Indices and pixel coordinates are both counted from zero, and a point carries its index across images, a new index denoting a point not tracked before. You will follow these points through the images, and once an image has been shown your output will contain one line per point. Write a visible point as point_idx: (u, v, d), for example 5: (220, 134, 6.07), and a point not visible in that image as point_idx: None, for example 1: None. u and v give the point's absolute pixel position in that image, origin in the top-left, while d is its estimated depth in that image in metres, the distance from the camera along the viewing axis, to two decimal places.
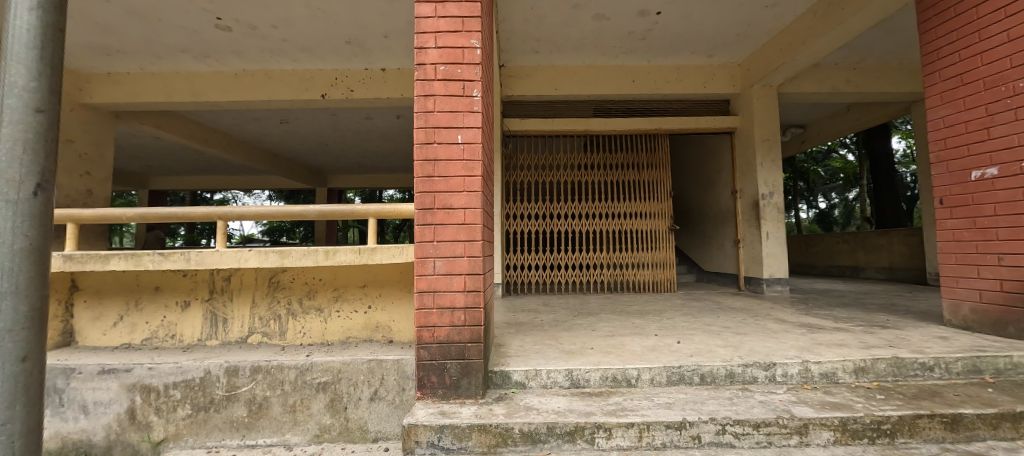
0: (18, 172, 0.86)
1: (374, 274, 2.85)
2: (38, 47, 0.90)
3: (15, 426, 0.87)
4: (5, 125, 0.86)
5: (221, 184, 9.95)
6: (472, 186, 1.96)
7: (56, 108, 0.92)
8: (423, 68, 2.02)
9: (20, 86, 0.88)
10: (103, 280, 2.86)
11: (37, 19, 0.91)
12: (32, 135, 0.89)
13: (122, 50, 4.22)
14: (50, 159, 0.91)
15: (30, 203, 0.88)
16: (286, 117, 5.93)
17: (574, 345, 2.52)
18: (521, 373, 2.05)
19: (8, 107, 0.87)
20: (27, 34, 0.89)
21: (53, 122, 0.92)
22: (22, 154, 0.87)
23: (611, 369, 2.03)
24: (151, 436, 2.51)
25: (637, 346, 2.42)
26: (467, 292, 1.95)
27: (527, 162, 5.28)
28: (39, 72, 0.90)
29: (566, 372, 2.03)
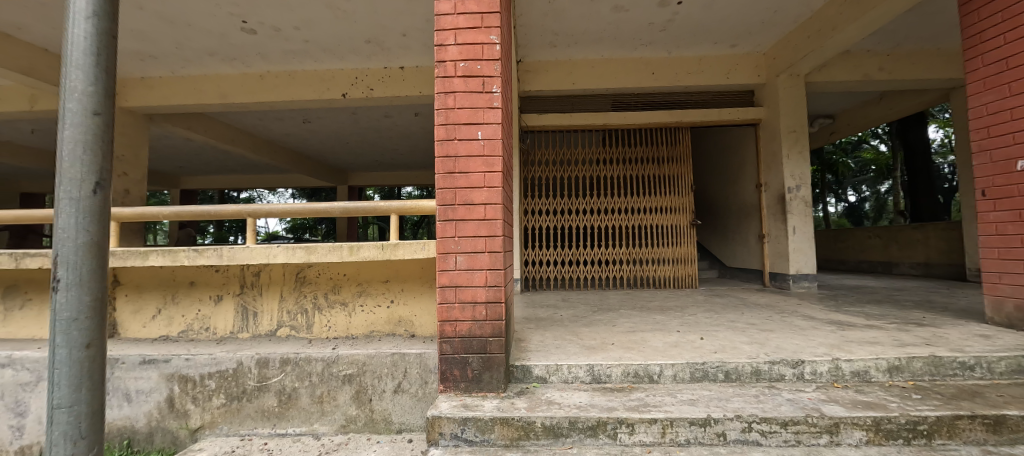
0: (80, 172, 0.91)
1: (395, 269, 2.90)
2: (95, 52, 0.94)
3: (80, 409, 0.93)
4: (66, 127, 0.91)
5: (248, 183, 10.26)
6: (492, 182, 1.97)
7: (110, 109, 0.96)
8: (443, 65, 2.03)
9: (79, 90, 0.92)
10: (142, 276, 2.99)
11: (92, 26, 0.94)
12: (92, 137, 0.94)
13: (154, 55, 4.39)
14: (109, 159, 0.96)
15: (90, 202, 0.93)
16: (307, 116, 6.05)
17: (595, 340, 2.51)
18: (543, 367, 2.06)
19: (69, 109, 0.91)
20: (84, 40, 0.93)
21: (109, 124, 0.96)
22: (82, 155, 0.92)
23: (633, 365, 2.01)
24: (189, 424, 2.63)
25: (659, 343, 2.39)
26: (488, 288, 1.96)
27: (545, 157, 5.27)
28: (96, 76, 0.94)
29: (587, 368, 2.03)
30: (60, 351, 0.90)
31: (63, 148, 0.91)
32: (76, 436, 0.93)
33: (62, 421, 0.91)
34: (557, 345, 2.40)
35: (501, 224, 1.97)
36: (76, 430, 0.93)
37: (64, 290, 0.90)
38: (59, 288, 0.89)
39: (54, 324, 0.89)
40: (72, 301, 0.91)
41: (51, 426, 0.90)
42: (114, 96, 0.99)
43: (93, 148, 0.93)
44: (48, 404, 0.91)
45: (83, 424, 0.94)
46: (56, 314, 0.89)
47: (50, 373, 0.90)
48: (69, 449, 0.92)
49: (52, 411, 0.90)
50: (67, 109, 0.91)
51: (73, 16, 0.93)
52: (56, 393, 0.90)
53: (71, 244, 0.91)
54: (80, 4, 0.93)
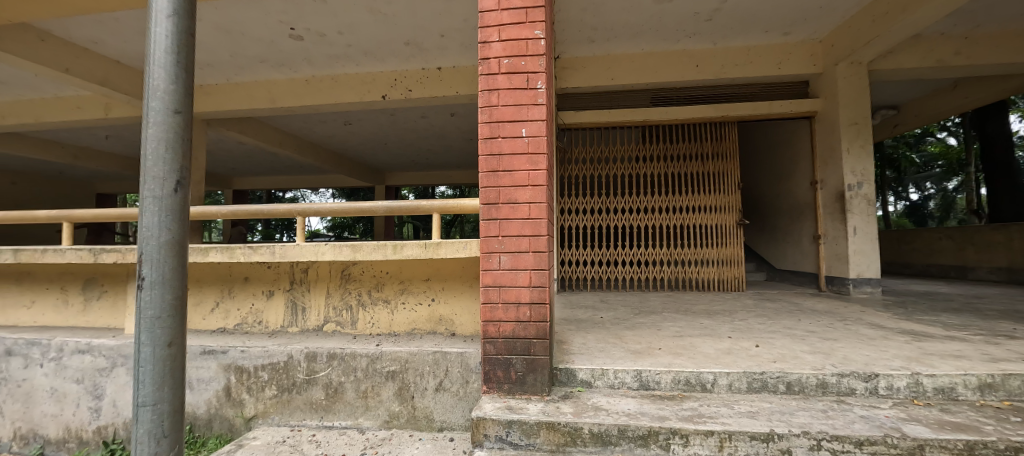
0: (163, 171, 0.95)
1: (436, 268, 2.94)
2: (175, 51, 0.98)
3: (162, 407, 0.97)
4: (151, 126, 0.96)
5: (293, 183, 10.76)
6: (536, 180, 2.12)
7: (189, 107, 1.00)
8: (488, 63, 2.22)
9: (161, 89, 0.97)
10: (202, 271, 3.18)
11: (173, 24, 0.98)
12: (173, 136, 0.98)
13: (211, 64, 4.66)
14: (189, 159, 1.00)
15: (172, 201, 0.97)
16: (349, 119, 6.25)
17: (642, 345, 2.49)
18: (587, 371, 2.11)
19: (153, 109, 0.96)
20: (166, 39, 0.98)
21: (188, 122, 1.00)
22: (164, 153, 0.96)
23: (684, 372, 1.96)
24: (244, 413, 2.77)
25: (710, 349, 2.31)
26: (531, 287, 2.10)
27: (582, 156, 5.21)
28: (176, 76, 0.99)
29: (635, 373, 2.02)
30: (145, 349, 0.95)
31: (148, 147, 0.96)
32: (159, 434, 0.97)
33: (147, 418, 0.96)
34: (606, 350, 2.29)
35: (544, 224, 2.12)
36: (159, 428, 0.97)
37: (149, 287, 0.95)
38: (145, 287, 0.94)
39: (140, 321, 0.94)
40: (155, 299, 0.96)
41: (138, 422, 0.95)
42: (192, 95, 1.03)
43: (174, 146, 0.97)
44: (134, 402, 0.96)
45: (165, 423, 0.98)
46: (141, 311, 0.94)
47: (137, 369, 0.95)
48: (153, 446, 0.96)
49: (137, 408, 0.95)
50: (152, 108, 0.96)
51: (157, 17, 0.98)
52: (141, 390, 0.95)
53: (155, 242, 0.95)
54: (161, 3, 0.98)
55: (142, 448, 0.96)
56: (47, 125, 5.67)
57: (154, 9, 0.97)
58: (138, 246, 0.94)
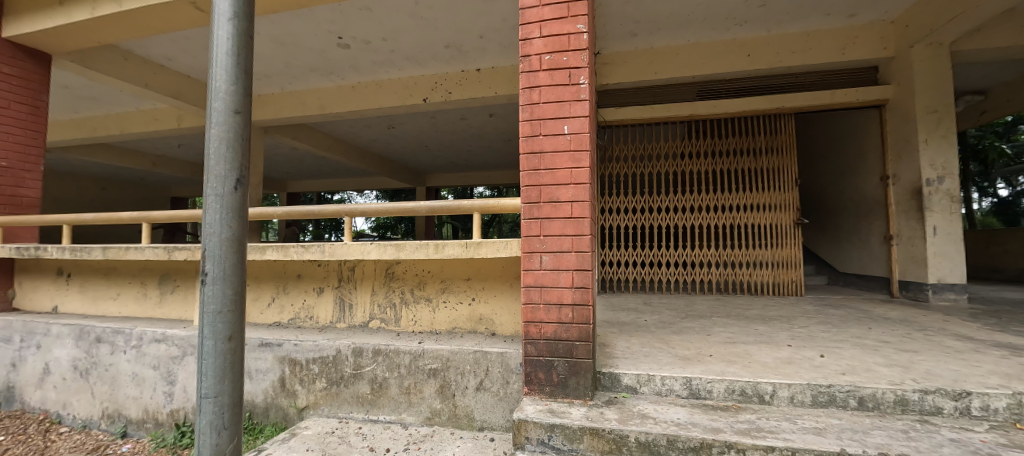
0: (224, 170, 1.00)
1: (477, 267, 2.96)
2: (234, 52, 1.03)
3: (224, 399, 1.03)
4: (215, 126, 1.01)
5: (341, 186, 11.27)
6: (578, 179, 2.13)
7: (247, 107, 1.04)
8: (529, 59, 2.27)
9: (223, 90, 1.02)
10: (259, 268, 3.40)
11: (233, 26, 1.03)
12: (233, 136, 1.03)
13: (268, 74, 4.98)
14: (248, 158, 1.04)
15: (232, 198, 1.02)
16: (392, 122, 6.46)
17: (690, 350, 2.61)
18: (632, 377, 2.18)
19: (217, 110, 1.01)
20: (227, 42, 1.03)
21: (247, 121, 1.05)
22: (226, 152, 1.01)
23: (740, 382, 2.03)
24: (297, 403, 2.92)
25: (768, 358, 2.41)
26: (574, 289, 2.12)
27: (623, 153, 5.10)
28: (236, 77, 1.03)
29: (685, 382, 2.10)
30: (208, 341, 1.00)
31: (212, 148, 1.01)
32: (222, 426, 1.02)
33: (210, 408, 1.01)
34: (639, 366, 2.28)
35: (587, 223, 2.11)
36: (221, 418, 1.02)
37: (211, 283, 1.00)
38: (207, 281, 1.00)
39: (204, 315, 1.00)
40: (217, 294, 1.01)
41: (202, 411, 1.00)
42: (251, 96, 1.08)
43: (234, 146, 1.02)
44: (199, 393, 1.02)
45: (228, 415, 1.03)
46: (205, 304, 1.00)
47: (202, 361, 1.01)
48: (215, 436, 1.02)
49: (201, 399, 1.00)
50: (215, 109, 1.01)
51: (219, 22, 1.03)
52: (205, 381, 1.00)
53: (216, 238, 1.01)
54: (224, 7, 1.02)
55: (207, 437, 1.01)
56: (130, 135, 6.27)
57: (216, 13, 1.02)
58: (201, 242, 1.00)
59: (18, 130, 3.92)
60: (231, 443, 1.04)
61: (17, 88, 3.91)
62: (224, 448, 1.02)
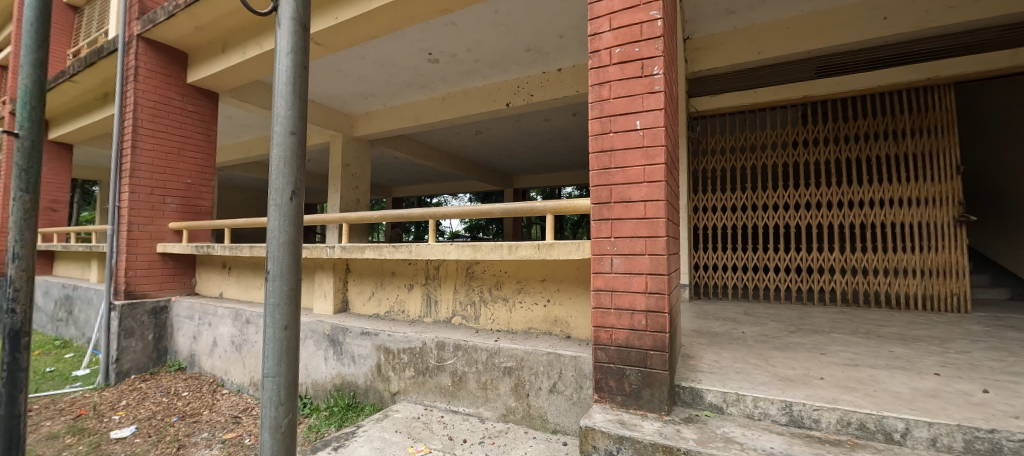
0: (282, 183, 1.16)
1: (552, 269, 2.96)
2: (290, 82, 1.18)
3: (280, 380, 1.16)
4: (276, 146, 1.17)
5: (438, 190, 12.15)
6: (652, 176, 1.99)
7: (302, 129, 1.19)
8: (599, 55, 2.20)
9: (281, 115, 1.17)
10: (362, 266, 3.87)
11: (291, 59, 1.18)
12: (290, 154, 1.18)
13: (373, 93, 5.61)
14: (301, 172, 1.19)
15: (289, 206, 1.17)
16: (480, 128, 6.76)
17: (793, 371, 2.25)
18: (719, 396, 1.99)
19: (277, 132, 1.17)
20: (285, 72, 1.18)
21: (301, 141, 1.19)
22: (284, 169, 1.16)
23: (858, 414, 1.72)
24: (390, 388, 3.24)
25: (900, 387, 1.99)
26: (647, 294, 1.99)
27: (718, 146, 4.94)
28: (292, 103, 1.18)
29: (783, 406, 1.85)
30: (269, 329, 1.16)
31: (273, 165, 1.17)
32: (279, 402, 1.16)
33: (270, 386, 1.16)
34: (726, 383, 2.06)
35: (662, 225, 1.96)
36: (279, 396, 1.16)
37: (272, 279, 1.16)
38: (271, 278, 1.16)
39: (266, 306, 1.16)
40: (277, 289, 1.16)
41: (264, 389, 1.15)
42: (306, 118, 1.23)
43: (289, 162, 1.17)
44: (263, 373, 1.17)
45: (284, 393, 1.16)
46: (267, 297, 1.16)
47: (264, 345, 1.16)
48: (273, 410, 1.16)
49: (264, 377, 1.16)
50: (276, 132, 1.17)
51: (280, 56, 1.19)
52: (266, 363, 1.15)
53: (277, 242, 1.17)
54: (283, 44, 1.18)
55: (267, 412, 1.16)
56: None
57: (277, 51, 1.18)
58: (267, 245, 1.17)
59: (198, 155, 5.03)
60: (287, 419, 1.17)
61: (196, 122, 5.02)
62: (281, 422, 1.16)
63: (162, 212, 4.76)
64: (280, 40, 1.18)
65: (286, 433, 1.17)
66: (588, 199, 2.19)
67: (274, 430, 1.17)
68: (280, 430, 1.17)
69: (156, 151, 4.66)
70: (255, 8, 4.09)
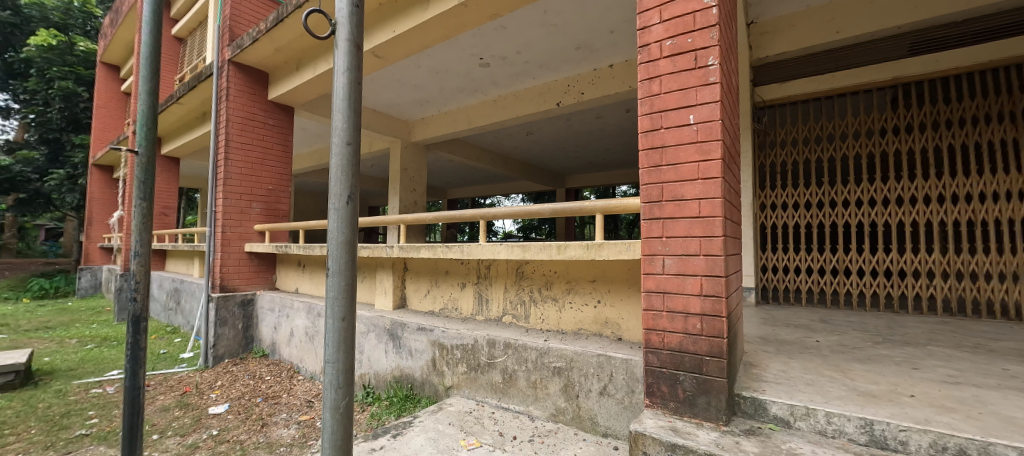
0: (340, 189, 1.26)
1: (602, 269, 2.91)
2: (346, 96, 1.28)
3: (339, 366, 1.26)
4: (335, 156, 1.27)
5: (491, 191, 12.37)
6: (706, 173, 1.89)
7: (356, 140, 1.28)
8: (648, 49, 2.14)
9: (339, 127, 1.27)
10: (418, 265, 4.08)
11: (346, 77, 1.28)
12: (346, 162, 1.28)
13: (429, 100, 5.88)
14: (355, 178, 1.28)
15: (346, 210, 1.26)
16: (531, 128, 6.80)
17: (876, 386, 2.02)
18: (785, 408, 1.84)
19: (335, 143, 1.27)
20: (342, 88, 1.28)
21: (356, 150, 1.28)
22: (341, 176, 1.26)
23: (955, 439, 1.51)
24: (444, 382, 3.37)
25: (1013, 411, 1.71)
26: (703, 297, 1.89)
27: (788, 138, 4.62)
28: (348, 115, 1.28)
29: (862, 424, 1.67)
30: (330, 320, 1.26)
31: (332, 172, 1.27)
32: (337, 386, 1.26)
33: (331, 371, 1.26)
34: (793, 395, 1.90)
35: (719, 223, 1.86)
36: (338, 380, 1.26)
37: (332, 275, 1.26)
38: (330, 275, 1.26)
39: (327, 300, 1.26)
40: (336, 285, 1.26)
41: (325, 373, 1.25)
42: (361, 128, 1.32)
43: (345, 169, 1.26)
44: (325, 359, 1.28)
45: (341, 377, 1.26)
46: (328, 292, 1.26)
47: (325, 335, 1.26)
48: (333, 393, 1.25)
49: (326, 362, 1.26)
50: (335, 143, 1.27)
51: (337, 74, 1.29)
52: (327, 350, 1.25)
53: (336, 242, 1.27)
54: (341, 64, 1.29)
55: (328, 395, 1.25)
56: None
57: (335, 70, 1.29)
58: (327, 244, 1.27)
59: (277, 164, 5.59)
60: (345, 402, 1.26)
61: (276, 134, 5.58)
62: (339, 404, 1.25)
63: (248, 215, 5.35)
64: (338, 60, 1.29)
65: (344, 414, 1.26)
66: (638, 198, 2.14)
67: (334, 411, 1.26)
68: (338, 412, 1.26)
69: (244, 161, 5.24)
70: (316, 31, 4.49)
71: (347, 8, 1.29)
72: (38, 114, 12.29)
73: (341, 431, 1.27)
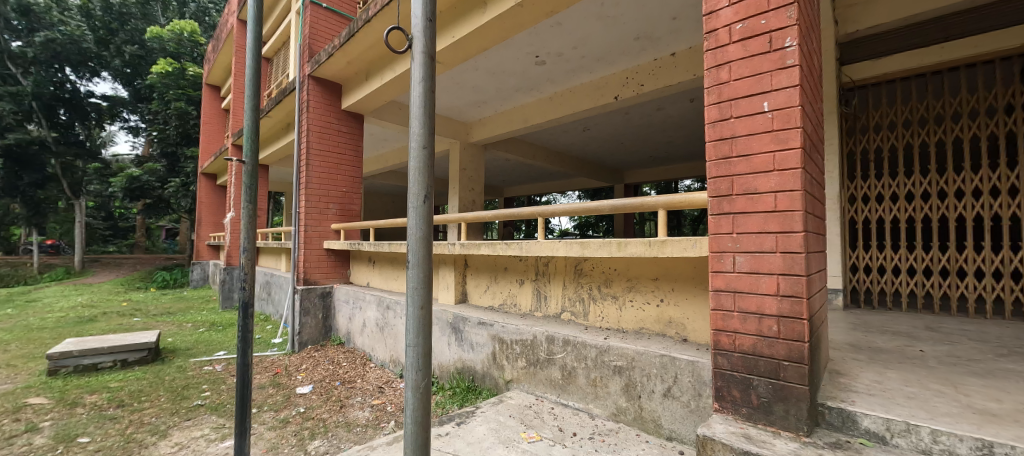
0: (418, 188, 1.34)
1: (664, 267, 2.81)
2: (422, 104, 1.36)
3: (418, 350, 1.34)
4: (413, 160, 1.36)
5: (547, 189, 12.35)
6: (784, 164, 1.75)
7: (431, 143, 1.36)
8: (715, 34, 2.02)
9: (416, 132, 1.36)
10: (478, 262, 4.21)
11: (423, 85, 1.37)
12: (421, 164, 1.35)
13: (487, 100, 6.01)
14: (430, 178, 1.36)
15: (422, 209, 1.33)
16: (588, 124, 6.69)
17: (998, 405, 1.74)
18: (880, 423, 1.66)
19: (413, 147, 1.36)
20: (420, 97, 1.36)
21: (431, 153, 1.36)
22: (420, 177, 1.35)
23: None
24: (504, 376, 3.45)
25: None
26: (779, 297, 1.76)
27: (884, 121, 4.12)
28: (425, 121, 1.36)
29: (979, 446, 1.45)
30: (411, 309, 1.34)
31: (411, 174, 1.36)
32: (417, 368, 1.34)
33: (411, 354, 1.34)
34: (889, 409, 1.71)
35: (799, 218, 1.71)
36: (418, 363, 1.34)
37: (412, 268, 1.34)
38: (411, 267, 1.35)
39: (409, 289, 1.35)
40: (416, 276, 1.34)
41: (406, 356, 1.34)
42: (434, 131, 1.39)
43: (421, 170, 1.34)
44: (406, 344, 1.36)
45: (420, 360, 1.34)
46: (409, 282, 1.34)
47: (406, 321, 1.35)
48: (414, 373, 1.34)
49: (407, 347, 1.35)
50: (413, 147, 1.36)
51: (414, 84, 1.38)
52: (409, 336, 1.34)
53: (415, 237, 1.34)
54: (418, 74, 1.37)
55: (410, 375, 1.34)
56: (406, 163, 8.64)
57: (412, 79, 1.38)
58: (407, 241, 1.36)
59: (351, 167, 6.04)
60: (424, 383, 1.33)
61: (349, 141, 6.03)
62: (419, 384, 1.33)
63: (327, 216, 5.84)
64: (415, 71, 1.38)
65: (423, 394, 1.34)
66: (706, 192, 2.03)
67: (415, 391, 1.34)
68: (418, 391, 1.34)
69: (324, 165, 5.73)
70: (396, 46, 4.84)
71: (421, 23, 1.37)
72: (159, 131, 14.38)
73: (421, 411, 1.34)
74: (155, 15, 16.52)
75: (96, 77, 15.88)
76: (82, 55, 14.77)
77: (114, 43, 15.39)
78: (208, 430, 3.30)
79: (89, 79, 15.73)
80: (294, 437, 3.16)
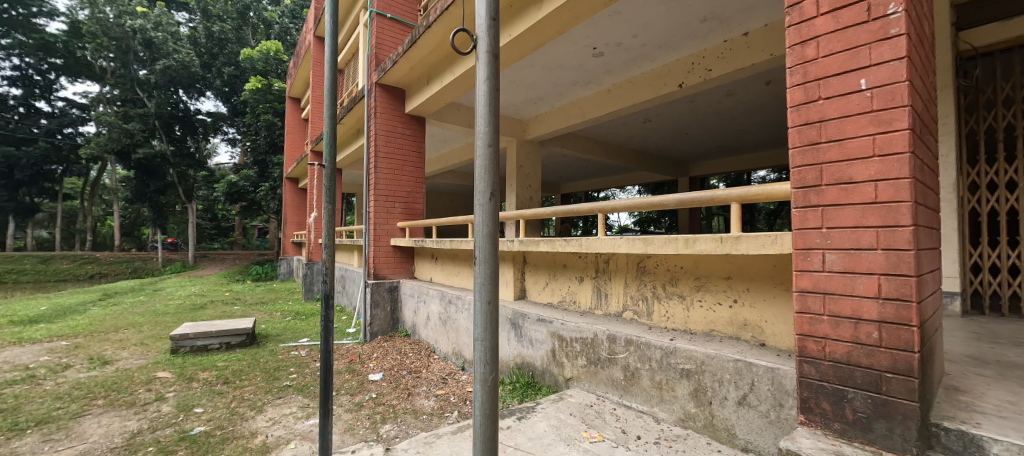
0: (484, 185, 1.35)
1: (739, 265, 2.60)
2: (486, 103, 1.37)
3: (485, 343, 1.36)
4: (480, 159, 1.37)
5: (607, 184, 12.02)
6: (886, 148, 1.54)
7: (496, 140, 1.36)
8: (799, 8, 1.82)
9: (482, 132, 1.37)
10: (536, 258, 4.21)
11: (487, 84, 1.37)
12: (488, 163, 1.37)
13: (543, 97, 6.00)
14: (496, 175, 1.36)
15: (488, 205, 1.35)
16: (648, 115, 6.41)
17: None
18: (1015, 452, 1.39)
19: (479, 145, 1.38)
20: (484, 96, 1.37)
21: (495, 150, 1.36)
22: (486, 176, 1.36)
23: None
24: (564, 374, 3.41)
25: None
26: (881, 301, 1.55)
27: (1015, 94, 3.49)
28: (490, 119, 1.37)
29: None
30: (478, 303, 1.36)
31: (478, 173, 1.38)
32: (485, 361, 1.35)
33: (479, 347, 1.37)
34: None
35: (907, 209, 1.49)
36: (485, 356, 1.36)
37: (479, 264, 1.36)
38: (478, 263, 1.36)
39: (476, 284, 1.37)
40: (482, 272, 1.36)
41: (474, 349, 1.37)
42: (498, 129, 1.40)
43: (487, 168, 1.36)
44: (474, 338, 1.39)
45: (488, 354, 1.35)
46: (476, 279, 1.37)
47: (474, 316, 1.37)
48: (481, 366, 1.36)
49: (475, 341, 1.37)
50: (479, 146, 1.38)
51: (479, 84, 1.39)
52: (477, 330, 1.37)
53: (482, 234, 1.36)
54: (482, 73, 1.38)
55: (478, 368, 1.36)
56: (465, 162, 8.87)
57: (477, 79, 1.39)
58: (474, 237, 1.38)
59: (414, 168, 6.30)
60: (492, 376, 1.35)
61: (412, 143, 6.29)
62: (487, 377, 1.34)
63: (393, 214, 6.17)
64: (479, 70, 1.39)
65: (490, 387, 1.36)
66: (788, 183, 1.84)
67: (482, 384, 1.36)
68: (486, 385, 1.35)
69: (390, 167, 6.07)
70: (459, 48, 4.92)
71: (485, 22, 1.38)
72: (252, 141, 16.10)
73: (489, 404, 1.36)
74: (247, 39, 18.52)
75: (202, 97, 18.16)
76: (192, 78, 16.97)
77: (216, 66, 17.49)
78: (296, 409, 3.64)
79: (197, 99, 18.05)
80: (367, 420, 3.38)
